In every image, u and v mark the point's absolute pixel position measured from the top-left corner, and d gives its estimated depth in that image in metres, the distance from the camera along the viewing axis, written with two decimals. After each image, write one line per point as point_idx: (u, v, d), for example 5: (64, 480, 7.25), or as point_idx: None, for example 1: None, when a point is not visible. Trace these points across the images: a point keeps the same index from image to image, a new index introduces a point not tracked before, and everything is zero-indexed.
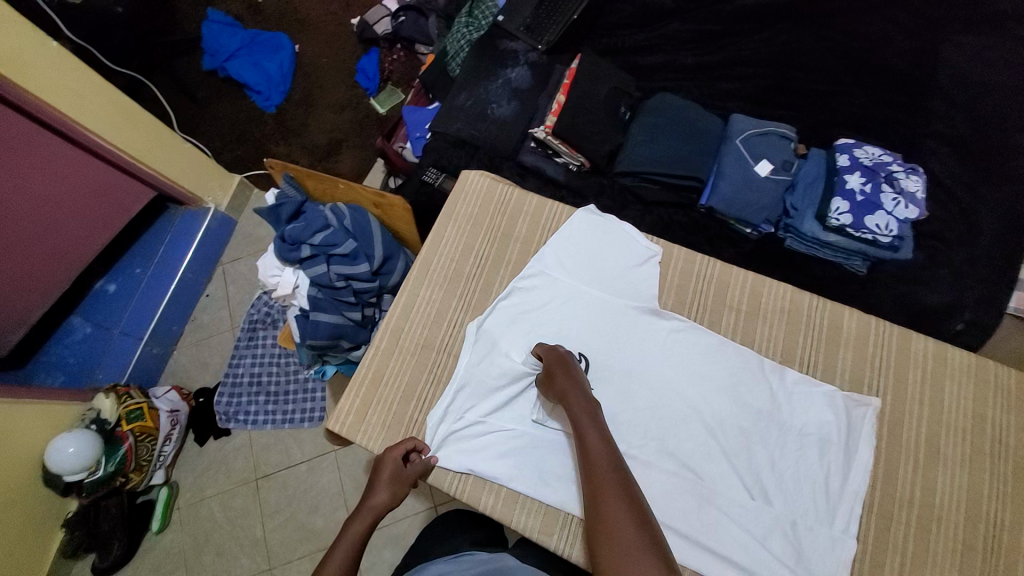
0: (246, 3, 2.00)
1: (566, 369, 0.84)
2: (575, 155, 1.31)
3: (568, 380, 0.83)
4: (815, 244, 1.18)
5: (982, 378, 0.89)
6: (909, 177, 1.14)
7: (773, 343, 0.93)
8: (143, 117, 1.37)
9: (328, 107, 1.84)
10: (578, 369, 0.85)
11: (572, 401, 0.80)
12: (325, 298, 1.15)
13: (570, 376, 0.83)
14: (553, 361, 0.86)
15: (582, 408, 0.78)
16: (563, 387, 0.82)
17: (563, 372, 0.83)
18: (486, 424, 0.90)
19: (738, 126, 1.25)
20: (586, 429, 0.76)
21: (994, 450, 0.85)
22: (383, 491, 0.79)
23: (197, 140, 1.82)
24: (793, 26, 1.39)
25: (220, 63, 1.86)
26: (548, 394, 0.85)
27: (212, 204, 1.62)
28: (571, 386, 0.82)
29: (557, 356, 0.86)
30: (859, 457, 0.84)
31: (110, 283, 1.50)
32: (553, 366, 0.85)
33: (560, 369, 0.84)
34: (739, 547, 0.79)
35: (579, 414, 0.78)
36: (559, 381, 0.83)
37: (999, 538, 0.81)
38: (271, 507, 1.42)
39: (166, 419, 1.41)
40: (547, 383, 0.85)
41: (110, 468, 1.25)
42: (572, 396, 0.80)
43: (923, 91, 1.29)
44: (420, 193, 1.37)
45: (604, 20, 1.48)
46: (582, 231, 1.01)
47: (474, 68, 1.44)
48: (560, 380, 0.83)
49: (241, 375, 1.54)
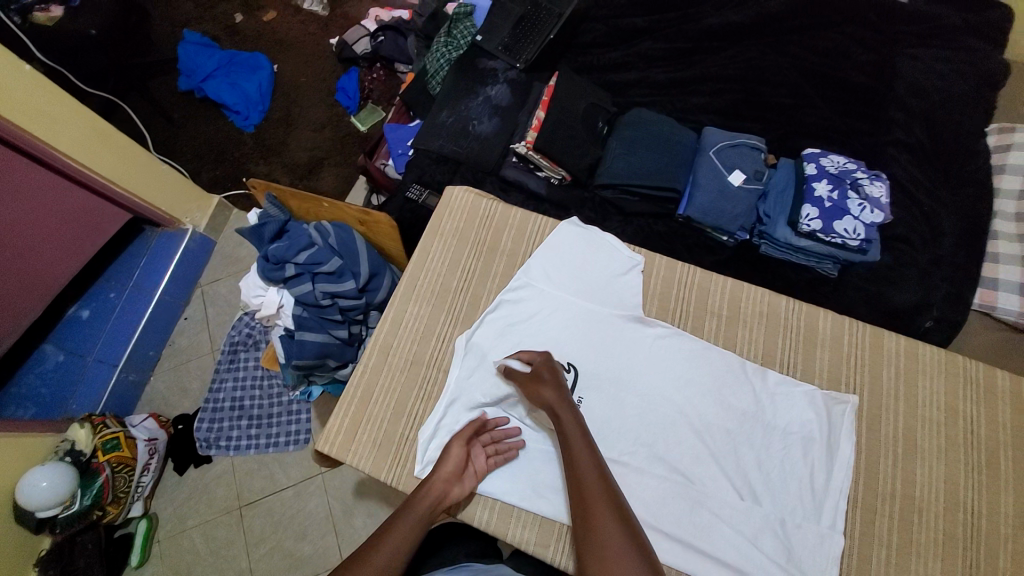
0: (223, 25, 2.01)
1: (551, 376, 0.85)
2: (556, 169, 1.34)
3: (555, 391, 0.83)
4: (788, 249, 1.23)
5: (952, 372, 0.94)
6: (873, 183, 1.19)
7: (753, 346, 0.96)
8: (119, 140, 1.35)
9: (309, 126, 1.84)
10: (562, 377, 0.85)
11: (558, 409, 0.81)
12: (310, 317, 1.15)
13: (557, 383, 0.84)
14: (541, 369, 0.85)
15: (572, 423, 0.79)
16: (550, 400, 0.82)
17: (547, 378, 0.84)
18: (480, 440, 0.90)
19: (710, 139, 1.30)
20: (574, 440, 0.78)
21: (967, 440, 0.89)
22: (448, 460, 0.84)
23: (174, 161, 1.80)
24: (756, 44, 1.47)
25: (197, 84, 1.85)
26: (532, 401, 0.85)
27: (190, 225, 1.60)
28: (557, 399, 0.82)
29: (545, 366, 0.86)
30: (841, 454, 0.87)
31: (83, 308, 1.47)
32: (540, 372, 0.85)
33: (548, 378, 0.84)
34: (731, 548, 0.81)
35: (564, 420, 0.80)
36: (545, 389, 0.83)
37: (978, 526, 0.84)
38: (256, 536, 1.39)
39: (144, 448, 1.37)
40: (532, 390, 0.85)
41: (86, 502, 1.21)
42: (559, 409, 0.81)
43: (880, 102, 1.37)
44: (405, 210, 1.38)
45: (579, 39, 1.54)
46: (567, 242, 1.03)
47: (455, 87, 1.47)
48: (543, 387, 0.83)
49: (223, 399, 1.51)
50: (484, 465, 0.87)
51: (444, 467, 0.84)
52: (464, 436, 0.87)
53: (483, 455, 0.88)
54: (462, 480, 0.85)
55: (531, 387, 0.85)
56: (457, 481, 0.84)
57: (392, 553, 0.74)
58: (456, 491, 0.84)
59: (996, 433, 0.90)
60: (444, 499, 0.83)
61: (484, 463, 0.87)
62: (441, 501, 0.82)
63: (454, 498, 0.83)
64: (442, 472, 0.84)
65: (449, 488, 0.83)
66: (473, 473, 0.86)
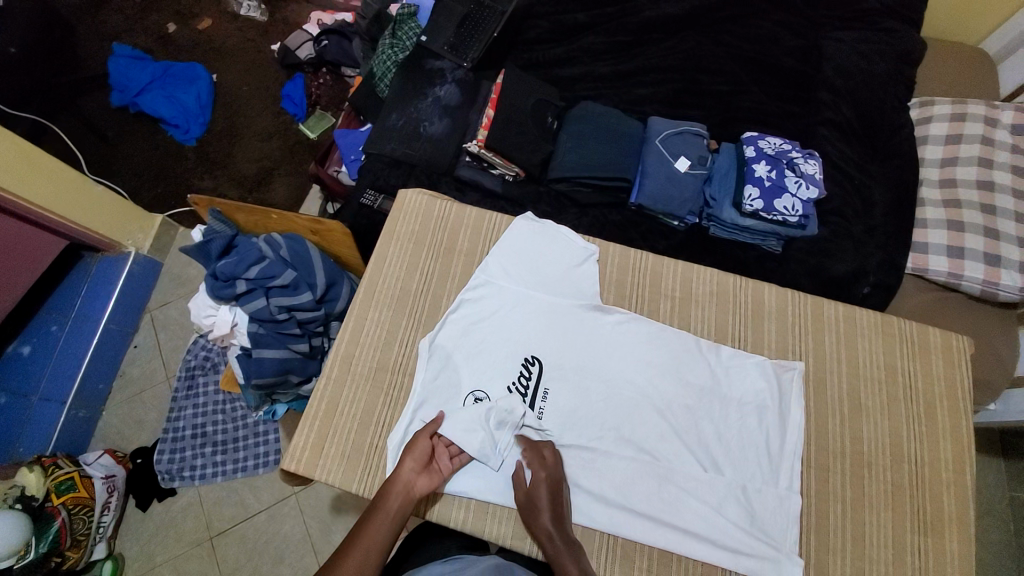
0: (155, 36, 1.91)
1: (552, 500, 0.82)
2: (509, 166, 1.35)
3: (551, 519, 0.81)
4: (735, 229, 1.28)
5: (888, 333, 1.00)
6: (808, 162, 1.26)
7: (707, 324, 1.00)
8: (49, 163, 1.27)
9: (255, 136, 1.78)
10: (564, 496, 0.84)
11: (554, 537, 0.80)
12: (268, 333, 1.11)
13: (558, 507, 0.82)
14: (541, 492, 0.82)
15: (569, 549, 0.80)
16: (547, 528, 0.80)
17: (545, 501, 0.82)
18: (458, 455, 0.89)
19: (656, 128, 1.34)
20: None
21: (906, 395, 0.96)
22: (412, 452, 0.84)
23: (111, 181, 1.70)
24: (693, 34, 1.52)
25: (131, 99, 1.76)
26: (527, 515, 0.82)
27: (132, 248, 1.53)
28: (555, 524, 0.81)
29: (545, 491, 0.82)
30: (793, 418, 0.92)
31: (23, 345, 1.36)
32: (537, 490, 0.82)
33: (547, 505, 0.81)
34: (700, 520, 0.85)
35: (562, 555, 0.79)
36: (544, 517, 0.81)
37: (922, 474, 0.91)
38: (230, 566, 1.34)
39: (102, 486, 1.29)
40: (533, 513, 0.82)
41: (43, 548, 1.13)
42: (553, 533, 0.80)
43: (811, 85, 1.44)
44: (360, 216, 1.36)
45: (524, 35, 1.55)
46: (523, 237, 1.04)
47: (402, 88, 1.45)
48: (541, 506, 0.81)
49: (183, 428, 1.44)
50: (450, 463, 0.85)
51: (408, 458, 0.84)
52: (431, 437, 0.86)
53: (449, 455, 0.86)
54: (428, 473, 0.83)
55: (528, 504, 0.82)
56: (423, 473, 0.83)
57: (364, 553, 0.74)
58: (423, 483, 0.82)
59: (932, 386, 0.97)
60: (410, 491, 0.81)
61: (449, 462, 0.86)
62: (408, 494, 0.81)
63: (421, 490, 0.82)
64: (406, 463, 0.83)
65: (414, 480, 0.82)
66: (439, 468, 0.84)
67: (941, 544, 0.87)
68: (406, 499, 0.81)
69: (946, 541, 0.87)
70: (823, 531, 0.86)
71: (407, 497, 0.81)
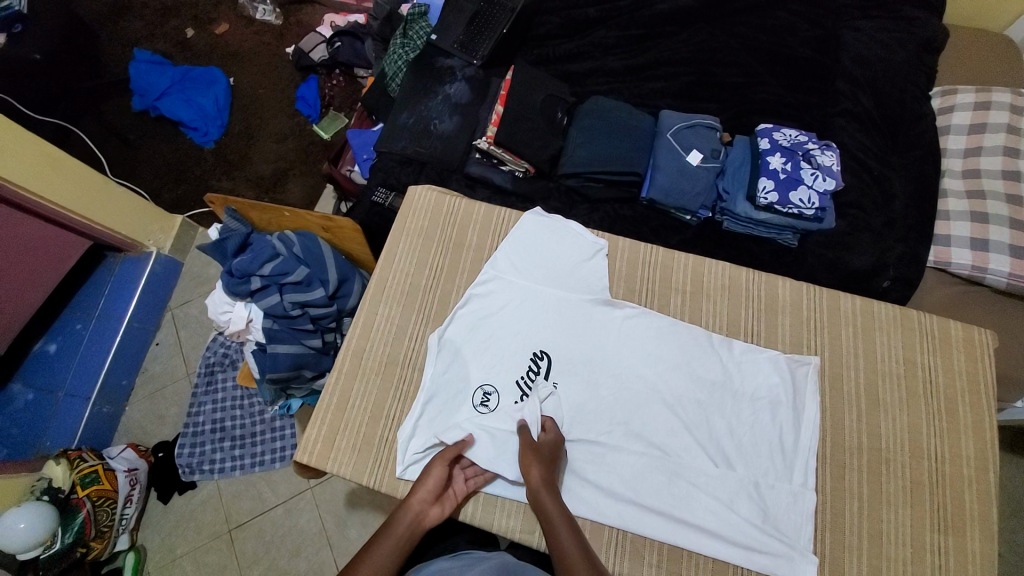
0: (175, 41, 1.95)
1: (546, 462, 0.82)
2: (519, 162, 1.35)
3: (540, 473, 0.81)
4: (749, 223, 1.26)
5: (908, 326, 0.97)
6: (825, 153, 1.24)
7: (718, 319, 0.99)
8: (71, 166, 1.31)
9: (270, 137, 1.82)
10: (558, 460, 0.85)
11: (540, 488, 0.80)
12: (281, 329, 1.13)
13: (552, 467, 0.83)
14: (528, 458, 0.82)
15: (558, 516, 0.77)
16: (536, 481, 0.80)
17: (539, 480, 0.80)
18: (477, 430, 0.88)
19: (667, 122, 1.32)
20: (558, 523, 0.77)
21: (926, 390, 0.93)
22: (428, 480, 0.83)
23: (133, 183, 1.75)
24: (706, 26, 1.50)
25: (152, 102, 1.80)
26: (530, 474, 0.81)
27: (154, 248, 1.57)
28: (541, 483, 0.80)
29: (539, 457, 0.82)
30: (807, 412, 0.90)
31: (50, 342, 1.41)
32: (537, 446, 0.84)
33: (538, 460, 0.82)
34: (711, 515, 0.84)
35: (545, 500, 0.79)
36: (536, 470, 0.81)
37: (942, 470, 0.88)
38: (249, 558, 1.36)
39: (125, 479, 1.33)
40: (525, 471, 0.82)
41: (68, 539, 1.17)
42: (544, 496, 0.79)
43: (828, 75, 1.41)
44: (372, 213, 1.38)
45: (535, 32, 1.54)
46: (531, 232, 1.04)
47: (414, 86, 1.46)
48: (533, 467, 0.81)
49: (202, 423, 1.47)
50: (464, 488, 0.86)
51: (422, 488, 0.82)
52: (447, 460, 0.85)
53: (463, 478, 0.86)
54: (441, 502, 0.83)
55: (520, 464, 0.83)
56: (436, 504, 0.82)
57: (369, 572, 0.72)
58: (434, 514, 0.82)
59: (954, 380, 0.94)
60: (422, 522, 0.80)
61: (463, 485, 0.86)
62: (418, 524, 0.79)
63: (433, 521, 0.81)
64: (419, 492, 0.81)
65: (426, 510, 0.81)
66: (452, 495, 0.85)
67: (962, 542, 0.84)
68: (417, 529, 0.78)
69: (968, 538, 0.85)
70: (839, 528, 0.85)
71: (417, 527, 0.79)
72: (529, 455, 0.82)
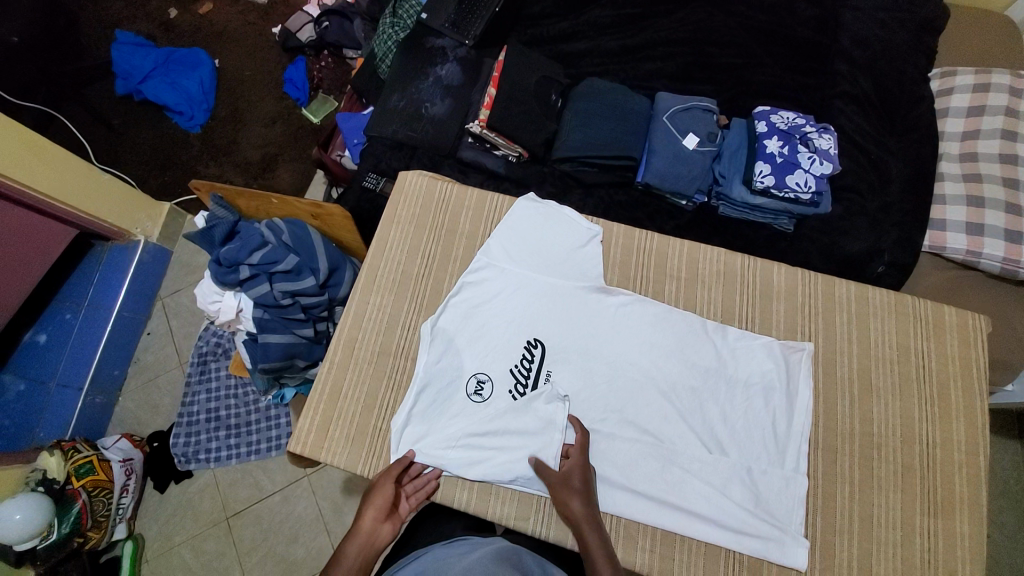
0: (158, 21, 1.89)
1: (586, 494, 0.82)
2: (512, 147, 1.32)
3: (580, 501, 0.81)
4: (745, 207, 1.25)
5: (902, 311, 0.97)
6: (822, 136, 1.22)
7: (714, 305, 0.98)
8: (53, 152, 1.27)
9: (259, 121, 1.77)
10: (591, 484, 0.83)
11: (579, 517, 0.80)
12: (273, 318, 1.12)
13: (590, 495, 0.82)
14: (563, 488, 0.82)
15: (599, 550, 0.77)
16: (575, 510, 0.80)
17: (580, 508, 0.80)
18: (474, 421, 0.88)
19: (663, 104, 1.29)
20: (594, 549, 0.77)
21: (919, 376, 0.93)
22: (375, 499, 0.82)
23: (118, 170, 1.71)
24: (704, 5, 1.45)
25: (135, 86, 1.75)
26: (569, 501, 0.81)
27: (141, 237, 1.54)
28: (581, 512, 0.80)
29: (576, 486, 0.82)
30: (801, 398, 0.90)
31: (39, 333, 1.39)
32: (571, 475, 0.83)
33: (578, 489, 0.81)
34: (704, 500, 0.84)
35: (585, 531, 0.79)
36: (574, 499, 0.81)
37: (934, 454, 0.89)
38: (247, 545, 1.37)
39: (121, 469, 1.32)
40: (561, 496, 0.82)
41: (65, 529, 1.17)
42: (585, 527, 0.79)
43: (827, 55, 1.38)
44: (363, 199, 1.35)
45: (527, 11, 1.50)
46: (524, 218, 1.02)
47: (404, 68, 1.42)
48: (571, 497, 0.81)
49: (196, 413, 1.46)
50: (408, 506, 0.85)
51: (370, 507, 0.82)
52: (393, 475, 0.85)
53: (406, 498, 0.86)
54: (392, 518, 0.82)
55: (558, 491, 0.82)
56: (388, 521, 0.82)
57: None
58: (386, 531, 0.81)
59: (947, 366, 0.94)
60: (374, 541, 0.80)
61: (408, 505, 0.85)
62: (371, 545, 0.79)
63: (385, 540, 0.80)
64: (368, 510, 0.81)
65: (377, 529, 0.80)
66: (400, 514, 0.84)
67: (950, 525, 0.85)
68: (369, 550, 0.79)
69: (957, 521, 0.86)
70: (829, 511, 0.86)
71: (371, 547, 0.79)
72: (563, 486, 0.82)
